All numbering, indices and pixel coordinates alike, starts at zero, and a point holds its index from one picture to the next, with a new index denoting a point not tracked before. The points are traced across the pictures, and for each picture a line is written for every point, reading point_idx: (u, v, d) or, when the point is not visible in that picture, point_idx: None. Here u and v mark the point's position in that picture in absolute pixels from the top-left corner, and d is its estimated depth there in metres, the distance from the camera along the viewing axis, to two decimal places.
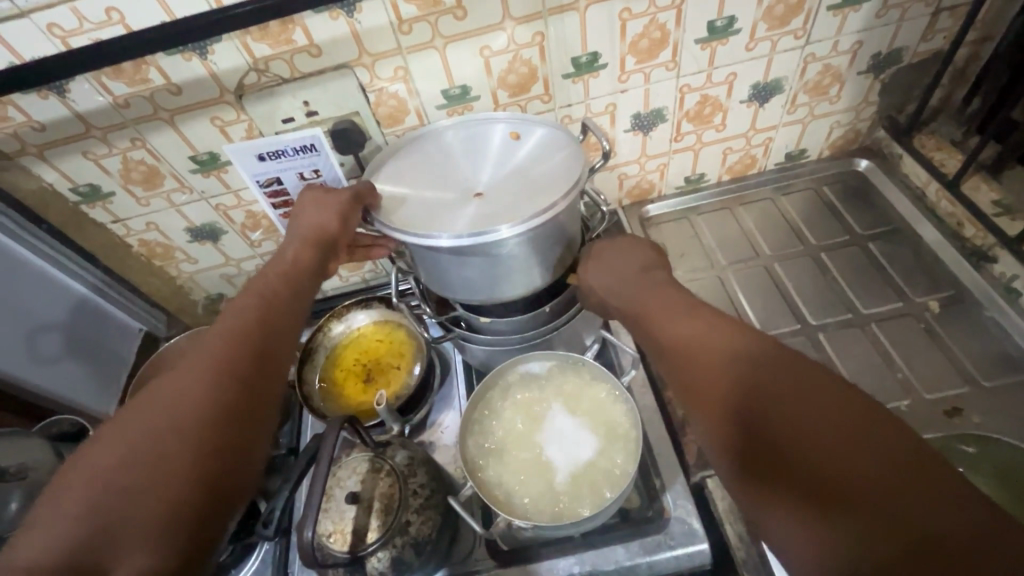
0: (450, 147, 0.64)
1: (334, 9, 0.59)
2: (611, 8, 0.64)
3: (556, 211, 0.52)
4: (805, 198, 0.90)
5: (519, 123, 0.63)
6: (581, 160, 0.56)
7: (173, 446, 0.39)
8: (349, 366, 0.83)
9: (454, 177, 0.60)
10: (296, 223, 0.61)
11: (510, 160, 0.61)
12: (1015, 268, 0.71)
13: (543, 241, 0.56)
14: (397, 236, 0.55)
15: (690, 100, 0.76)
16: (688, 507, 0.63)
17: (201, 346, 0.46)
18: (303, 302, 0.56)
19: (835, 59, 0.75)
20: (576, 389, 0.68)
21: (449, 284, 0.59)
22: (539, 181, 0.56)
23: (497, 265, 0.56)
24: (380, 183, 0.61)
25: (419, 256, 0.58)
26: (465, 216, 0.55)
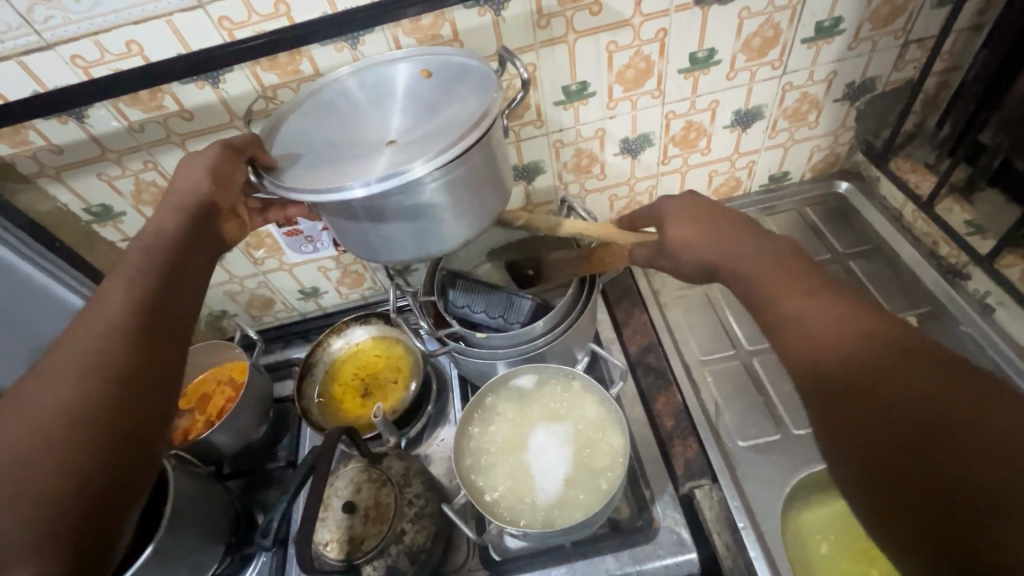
0: (355, 101, 0.59)
1: (339, 42, 0.63)
2: (599, 41, 0.68)
3: (467, 142, 0.48)
4: (790, 218, 0.94)
5: (423, 61, 0.58)
6: (491, 90, 0.52)
7: (56, 446, 0.36)
8: (346, 380, 0.85)
9: (360, 134, 0.56)
10: (174, 191, 0.57)
11: (421, 104, 0.56)
12: (987, 285, 0.74)
13: (466, 182, 0.52)
14: (294, 197, 0.50)
15: (675, 125, 0.80)
16: (677, 517, 0.65)
17: (77, 335, 0.43)
18: (199, 289, 0.53)
19: (812, 87, 0.80)
20: (567, 401, 0.70)
21: (375, 244, 0.55)
22: (448, 119, 0.52)
23: (422, 217, 0.53)
24: (278, 149, 0.56)
25: (336, 218, 0.54)
26: (371, 164, 0.50)
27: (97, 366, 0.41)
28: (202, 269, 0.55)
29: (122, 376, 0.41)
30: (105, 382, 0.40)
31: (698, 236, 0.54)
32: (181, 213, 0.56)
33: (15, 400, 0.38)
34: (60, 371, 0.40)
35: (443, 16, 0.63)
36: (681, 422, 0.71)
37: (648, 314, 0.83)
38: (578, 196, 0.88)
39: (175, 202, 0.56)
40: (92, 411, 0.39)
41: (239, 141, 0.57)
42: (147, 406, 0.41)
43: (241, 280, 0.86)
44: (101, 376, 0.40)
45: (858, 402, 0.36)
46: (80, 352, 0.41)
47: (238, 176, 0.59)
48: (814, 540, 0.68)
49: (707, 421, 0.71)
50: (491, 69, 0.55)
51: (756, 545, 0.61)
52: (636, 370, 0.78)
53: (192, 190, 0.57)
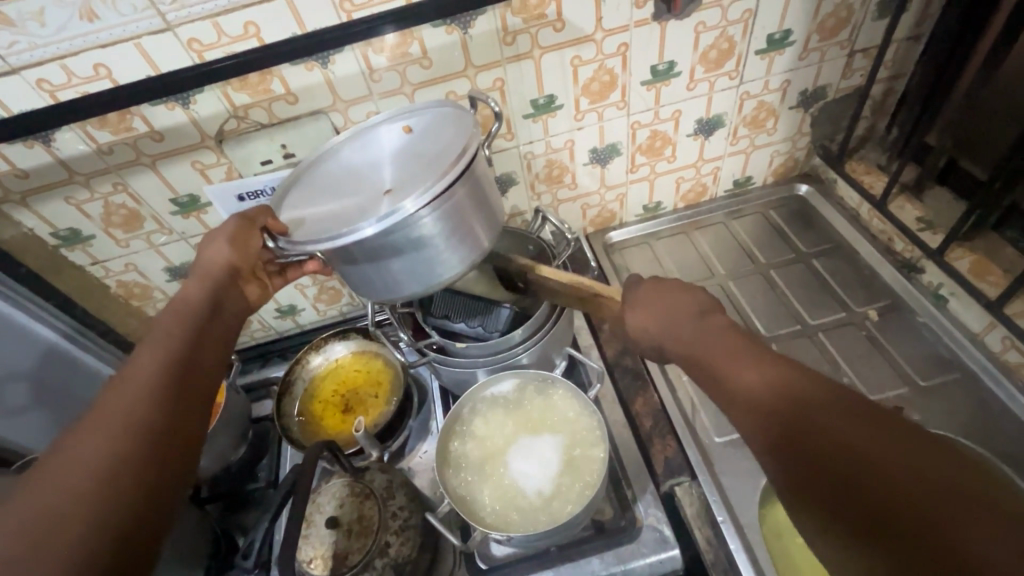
0: (346, 159, 0.63)
1: (309, 62, 0.64)
2: (563, 56, 0.71)
3: (454, 175, 0.51)
4: (755, 220, 0.97)
5: (403, 115, 0.62)
6: (469, 127, 0.55)
7: (80, 504, 0.36)
8: (327, 397, 0.84)
9: (358, 188, 0.59)
10: (200, 261, 0.60)
11: (407, 150, 0.59)
12: (940, 277, 0.78)
13: (460, 213, 0.54)
14: (307, 251, 0.52)
15: (641, 135, 0.83)
16: (658, 515, 0.66)
17: (123, 382, 0.44)
18: (225, 349, 0.55)
19: (767, 96, 0.84)
20: (548, 406, 0.71)
21: (383, 286, 0.57)
22: (435, 157, 0.55)
23: (423, 251, 0.54)
24: (286, 216, 0.60)
25: (343, 267, 0.56)
26: (371, 210, 0.54)
27: (126, 424, 0.41)
28: (230, 327, 0.58)
29: (149, 433, 0.41)
30: (133, 439, 0.41)
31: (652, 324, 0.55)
32: (209, 280, 0.59)
33: (41, 461, 0.38)
34: (90, 430, 0.40)
35: (412, 34, 0.65)
36: (659, 421, 0.73)
37: None
38: (551, 206, 0.90)
39: (202, 270, 0.60)
40: (118, 469, 0.39)
41: (250, 211, 0.62)
42: (172, 464, 0.42)
43: None
44: (130, 433, 0.41)
45: (807, 461, 0.36)
46: (107, 412, 0.42)
47: (255, 242, 0.63)
48: None
49: (685, 420, 0.73)
50: (467, 112, 0.59)
51: (736, 538, 0.63)
52: (614, 373, 0.80)
53: (216, 257, 0.60)
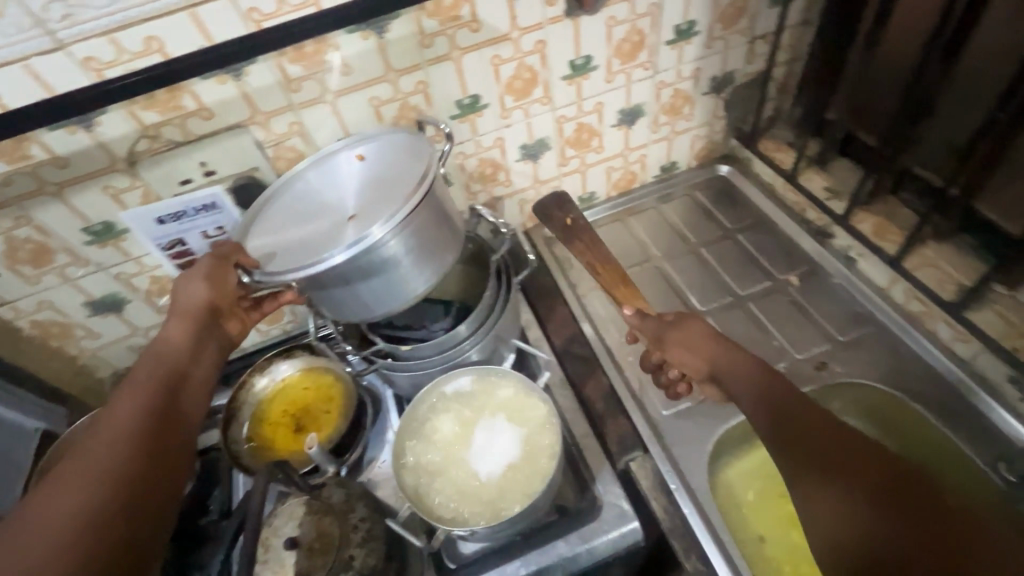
0: (308, 186, 0.69)
1: (220, 75, 0.62)
2: (483, 55, 0.72)
3: (415, 203, 0.59)
4: (684, 203, 1.02)
5: (360, 144, 0.69)
6: (426, 159, 0.63)
7: (78, 530, 0.43)
8: (277, 419, 0.82)
9: (324, 216, 0.65)
10: (177, 300, 0.64)
11: (367, 178, 0.66)
12: (850, 241, 0.85)
13: (421, 234, 0.62)
14: (285, 281, 0.58)
15: (568, 129, 0.86)
16: (617, 492, 0.69)
17: (112, 424, 0.52)
18: (202, 396, 0.62)
19: (681, 83, 0.88)
20: (502, 399, 0.71)
21: (356, 306, 0.64)
22: (397, 185, 0.63)
23: (391, 271, 0.62)
24: (254, 246, 0.65)
25: (318, 292, 0.63)
26: (343, 238, 0.61)
27: (106, 478, 0.47)
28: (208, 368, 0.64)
29: (125, 490, 0.48)
30: (111, 495, 0.47)
31: (699, 363, 0.65)
32: (190, 322, 0.64)
33: (45, 486, 0.46)
34: (84, 464, 0.48)
35: (327, 41, 0.64)
36: (610, 402, 0.76)
37: (569, 306, 0.88)
38: (488, 204, 0.91)
39: (182, 308, 0.64)
40: (96, 521, 0.44)
41: (224, 249, 0.64)
42: (141, 523, 0.47)
43: (146, 330, 0.84)
44: (109, 488, 0.47)
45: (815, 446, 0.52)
46: (88, 465, 0.48)
47: (231, 277, 0.65)
48: (742, 490, 0.75)
49: (634, 398, 0.76)
50: (422, 142, 0.66)
51: (689, 502, 0.67)
52: (564, 361, 0.82)
53: (195, 297, 0.64)
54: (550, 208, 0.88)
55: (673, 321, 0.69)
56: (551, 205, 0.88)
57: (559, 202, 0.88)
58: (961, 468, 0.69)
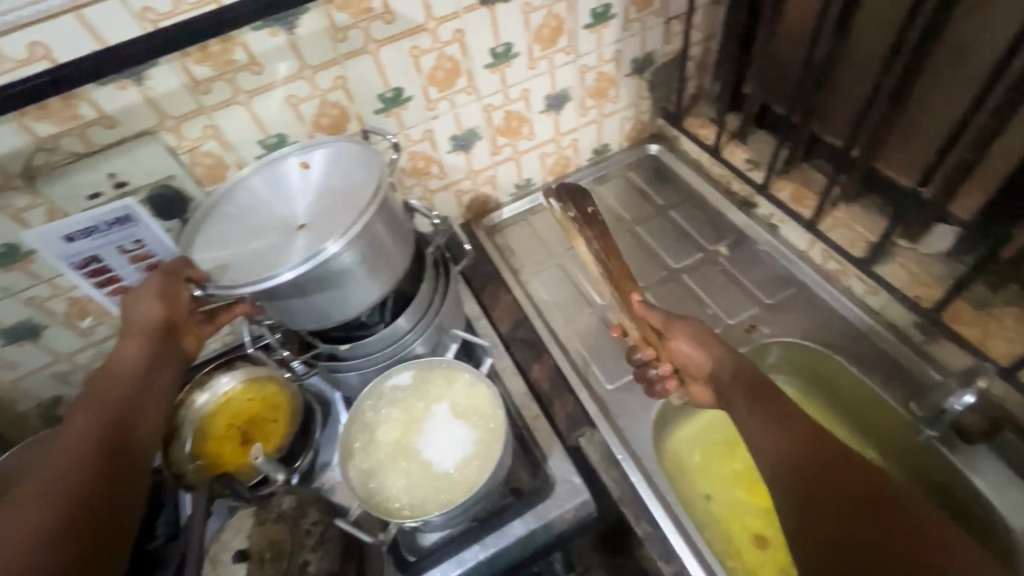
0: (261, 196, 0.68)
1: (119, 80, 0.59)
2: (401, 47, 0.71)
3: (369, 217, 0.59)
4: (618, 183, 1.04)
5: (307, 153, 0.68)
6: (379, 171, 0.63)
7: (38, 541, 0.46)
8: (221, 434, 0.79)
9: (276, 228, 0.65)
10: (129, 318, 0.64)
11: (318, 187, 0.66)
12: (771, 209, 0.89)
13: (376, 244, 0.62)
14: (239, 294, 0.58)
15: (496, 117, 0.86)
16: (569, 467, 0.71)
17: (71, 442, 0.54)
18: (160, 412, 0.63)
19: (604, 66, 0.90)
20: (448, 389, 0.72)
21: (311, 316, 0.64)
22: (352, 197, 0.63)
23: (345, 281, 0.62)
24: (206, 259, 0.64)
25: (271, 303, 0.62)
26: (299, 251, 0.61)
27: (68, 491, 0.50)
28: (166, 382, 0.65)
29: (82, 502, 0.50)
30: (71, 505, 0.49)
31: (704, 360, 0.68)
32: (145, 339, 0.64)
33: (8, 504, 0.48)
34: (45, 481, 0.50)
35: (233, 40, 0.62)
36: (557, 382, 0.79)
37: (512, 293, 0.89)
38: (424, 198, 0.91)
39: (136, 326, 0.64)
40: (52, 534, 0.47)
41: (171, 264, 0.63)
42: (99, 533, 0.49)
43: (69, 356, 0.79)
44: (69, 499, 0.49)
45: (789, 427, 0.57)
46: (50, 484, 0.50)
47: (184, 295, 0.65)
48: (687, 454, 0.80)
49: (580, 376, 0.79)
50: (373, 152, 0.66)
51: (636, 469, 0.70)
52: (510, 347, 0.84)
53: (148, 312, 0.64)
54: (571, 192, 0.77)
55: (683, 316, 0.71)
56: (565, 196, 0.76)
57: (581, 193, 0.77)
58: (950, 479, 0.69)
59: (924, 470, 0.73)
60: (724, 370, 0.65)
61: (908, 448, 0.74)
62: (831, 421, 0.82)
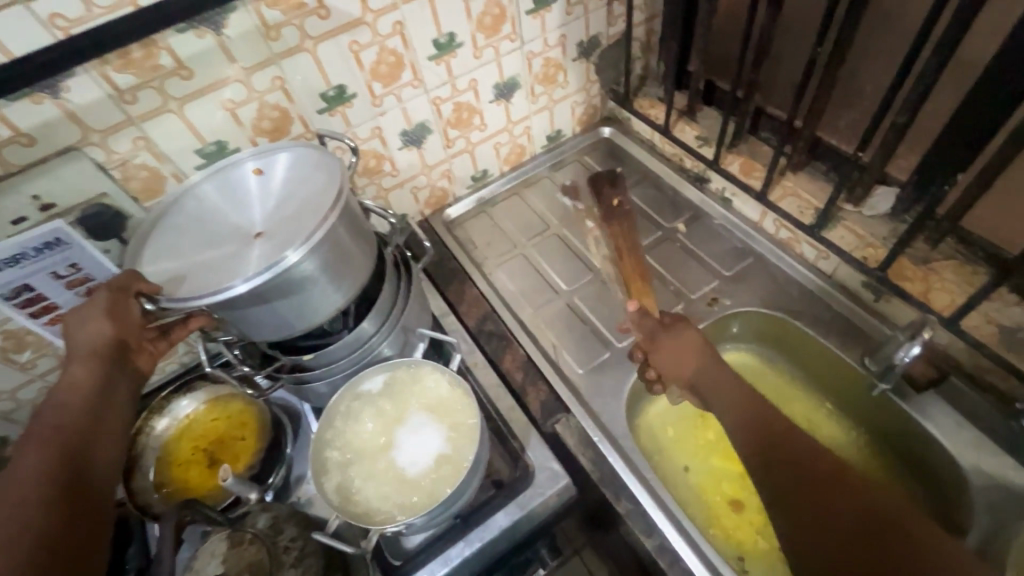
0: (213, 206, 0.65)
1: (33, 94, 0.55)
2: (339, 42, 0.69)
3: (330, 223, 0.58)
4: (574, 169, 1.05)
5: (262, 159, 0.66)
6: (338, 175, 0.62)
7: None
8: (188, 458, 0.76)
9: (230, 236, 0.62)
10: (74, 339, 0.60)
11: (273, 194, 0.64)
12: (722, 183, 0.91)
13: (338, 250, 0.61)
14: (195, 306, 0.55)
15: (446, 109, 0.85)
16: (547, 454, 0.71)
17: (22, 480, 0.50)
18: (118, 439, 0.60)
19: (550, 52, 0.90)
20: (419, 389, 0.71)
21: (271, 326, 0.62)
22: (310, 202, 0.61)
23: (307, 288, 0.60)
24: (154, 272, 0.60)
25: (228, 315, 0.59)
26: (257, 260, 0.58)
27: (24, 535, 0.47)
28: (123, 407, 0.62)
29: (42, 546, 0.47)
30: (30, 551, 0.46)
31: (684, 370, 0.70)
32: (95, 362, 0.60)
33: None
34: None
35: (156, 44, 0.58)
36: (528, 371, 0.79)
37: (476, 286, 0.89)
38: (379, 197, 0.89)
39: (84, 348, 0.60)
40: None
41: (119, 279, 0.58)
42: None
43: (11, 394, 0.75)
44: (28, 544, 0.47)
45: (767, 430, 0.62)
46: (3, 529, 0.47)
47: (135, 309, 0.60)
48: (661, 429, 0.82)
49: (550, 363, 0.80)
50: (331, 156, 0.65)
51: (612, 449, 0.71)
52: (479, 340, 0.83)
53: (96, 333, 0.60)
54: (602, 178, 0.96)
55: (669, 325, 0.74)
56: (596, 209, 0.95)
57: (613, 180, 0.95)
58: (915, 441, 0.72)
59: (892, 433, 0.76)
60: (703, 379, 0.68)
61: (875, 413, 0.77)
62: (798, 389, 0.85)
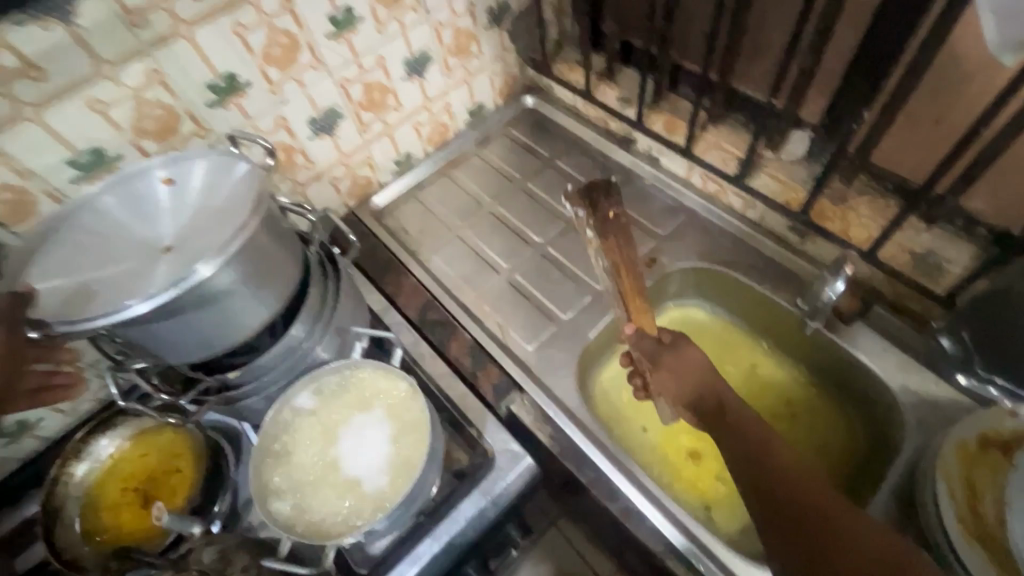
0: (112, 217, 0.57)
1: None
2: (220, 25, 0.62)
3: (249, 232, 0.53)
4: (501, 143, 1.02)
5: (168, 165, 0.59)
6: (257, 181, 0.56)
7: None
8: (118, 500, 0.69)
9: (133, 250, 0.55)
10: None
11: (183, 202, 0.58)
12: (648, 142, 0.91)
13: (258, 257, 0.56)
14: (91, 329, 0.49)
15: (355, 91, 0.79)
16: (505, 436, 0.70)
17: None
18: None
19: (459, 21, 0.85)
20: (363, 390, 0.67)
21: (187, 346, 0.56)
22: (225, 209, 0.56)
23: (225, 303, 0.54)
24: (37, 291, 0.52)
25: (133, 336, 0.53)
26: (165, 274, 0.52)
27: None
28: None
29: None
30: None
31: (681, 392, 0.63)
32: None
33: None
34: None
35: None
36: (477, 355, 0.77)
37: (413, 275, 0.85)
38: (296, 193, 0.83)
39: None
40: None
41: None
42: None
43: None
44: None
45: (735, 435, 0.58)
46: None
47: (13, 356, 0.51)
48: (615, 392, 0.83)
49: (498, 343, 0.78)
50: (248, 160, 0.59)
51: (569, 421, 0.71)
52: (423, 331, 0.80)
53: None
54: (595, 185, 0.64)
55: (673, 345, 0.64)
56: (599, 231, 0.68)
57: (610, 187, 0.64)
58: (850, 374, 0.77)
59: (828, 367, 0.80)
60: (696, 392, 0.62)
61: (812, 351, 0.81)
62: (740, 338, 0.88)
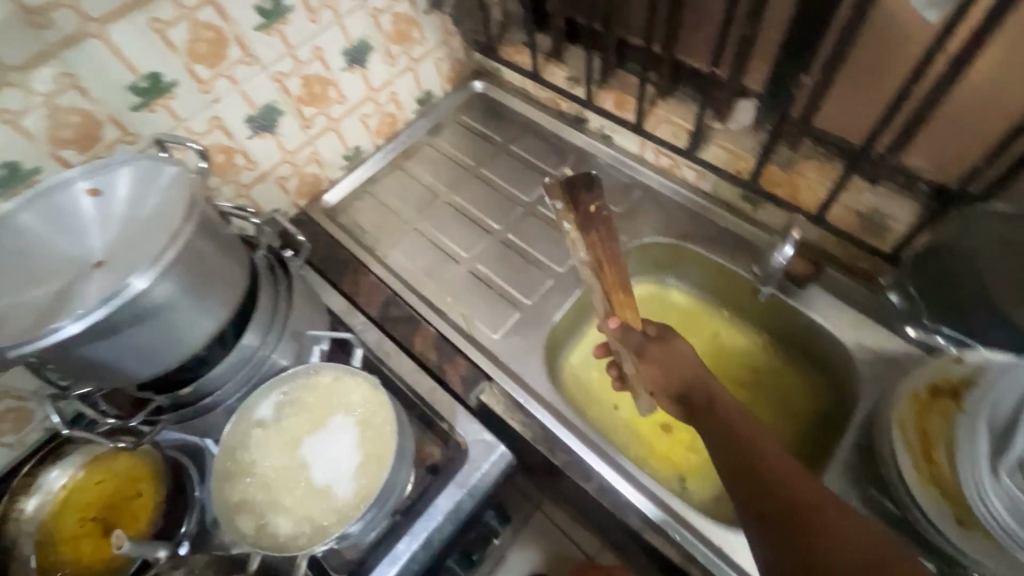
0: (33, 236, 0.53)
1: None
2: (135, 21, 0.58)
3: (183, 239, 0.50)
4: (453, 131, 1.00)
5: (90, 175, 0.55)
6: (189, 186, 0.53)
7: None
8: (76, 531, 0.66)
9: (61, 270, 0.52)
10: None
11: (111, 215, 0.54)
12: (599, 121, 0.91)
13: (198, 264, 0.53)
14: (17, 358, 0.45)
15: (294, 85, 0.76)
16: (477, 427, 0.69)
17: None
18: None
19: (397, 6, 0.83)
20: (326, 394, 0.65)
21: (131, 366, 0.53)
22: (158, 218, 0.53)
23: (167, 317, 0.52)
24: None
25: (69, 361, 0.50)
26: (97, 292, 0.49)
27: None
28: None
29: None
30: None
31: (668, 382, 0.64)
32: None
33: None
34: None
35: None
36: (443, 348, 0.76)
37: (372, 272, 0.83)
38: (240, 196, 0.79)
39: None
40: None
41: None
42: None
43: None
44: None
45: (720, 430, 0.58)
46: None
47: None
48: (584, 373, 0.83)
49: (464, 334, 0.77)
50: (178, 164, 0.56)
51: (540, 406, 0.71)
52: (386, 328, 0.79)
53: None
54: (574, 177, 0.59)
55: (659, 337, 0.65)
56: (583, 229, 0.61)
57: (591, 181, 0.58)
58: (811, 337, 0.79)
59: (789, 332, 0.82)
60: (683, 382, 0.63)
61: (773, 317, 0.82)
62: (704, 309, 0.90)
